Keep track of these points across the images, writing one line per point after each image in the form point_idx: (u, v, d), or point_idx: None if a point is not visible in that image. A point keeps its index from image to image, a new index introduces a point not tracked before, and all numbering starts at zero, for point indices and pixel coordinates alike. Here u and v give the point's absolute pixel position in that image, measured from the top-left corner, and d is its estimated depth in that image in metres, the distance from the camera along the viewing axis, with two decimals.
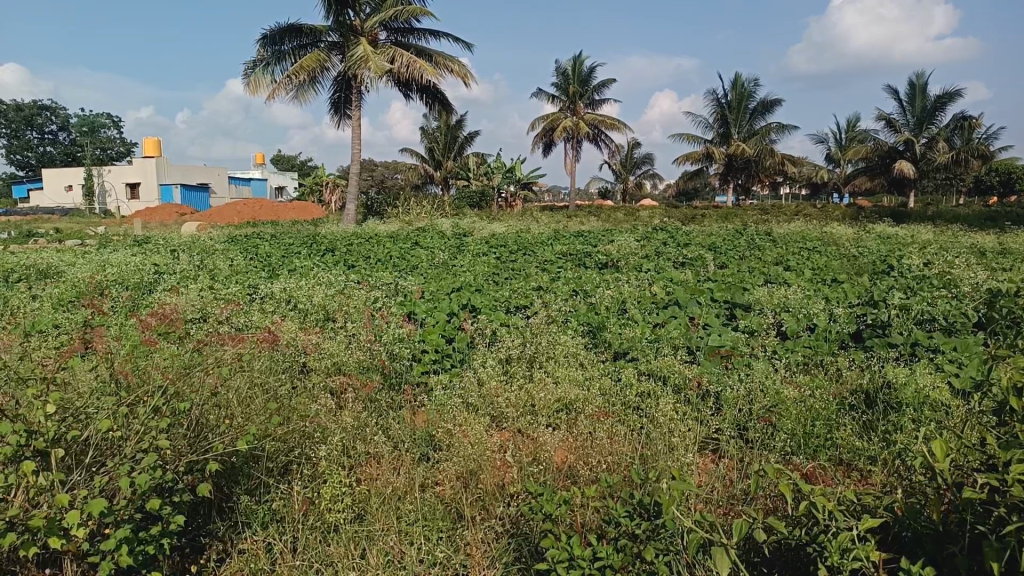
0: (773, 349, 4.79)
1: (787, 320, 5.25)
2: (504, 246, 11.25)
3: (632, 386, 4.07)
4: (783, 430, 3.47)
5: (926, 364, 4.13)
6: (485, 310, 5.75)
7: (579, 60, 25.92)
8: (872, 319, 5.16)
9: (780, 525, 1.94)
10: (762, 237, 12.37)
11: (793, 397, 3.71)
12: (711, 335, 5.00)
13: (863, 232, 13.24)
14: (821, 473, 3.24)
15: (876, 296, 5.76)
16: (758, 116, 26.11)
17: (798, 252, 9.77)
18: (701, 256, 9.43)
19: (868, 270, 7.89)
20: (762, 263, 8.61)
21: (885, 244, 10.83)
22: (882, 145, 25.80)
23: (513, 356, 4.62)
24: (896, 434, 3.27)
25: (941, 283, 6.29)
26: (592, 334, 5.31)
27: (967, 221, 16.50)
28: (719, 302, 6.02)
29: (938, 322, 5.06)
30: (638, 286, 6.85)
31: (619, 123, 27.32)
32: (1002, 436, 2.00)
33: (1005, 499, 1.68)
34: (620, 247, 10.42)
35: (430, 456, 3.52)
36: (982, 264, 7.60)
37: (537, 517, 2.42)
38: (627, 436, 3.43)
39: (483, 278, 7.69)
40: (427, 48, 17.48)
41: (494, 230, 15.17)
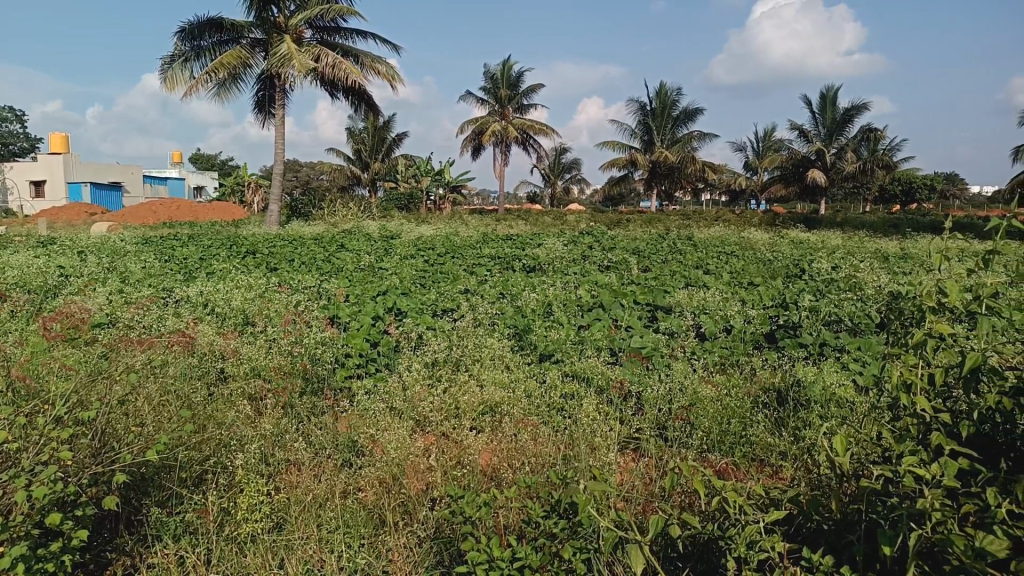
0: (691, 349, 4.94)
1: (705, 322, 5.42)
2: (432, 250, 11.18)
3: (557, 387, 4.12)
4: (700, 428, 3.58)
5: (834, 363, 4.35)
6: (411, 314, 5.69)
7: (507, 64, 26.04)
8: (784, 321, 5.41)
9: (694, 520, 1.99)
10: (684, 241, 12.75)
11: (709, 396, 3.84)
12: (633, 337, 5.12)
13: (778, 238, 13.80)
14: (734, 469, 3.37)
15: (788, 299, 6.02)
16: (681, 124, 26.89)
17: (717, 256, 10.11)
18: (625, 260, 9.65)
19: (782, 274, 8.24)
20: (683, 266, 8.88)
21: (798, 249, 11.33)
22: (796, 154, 26.99)
23: (439, 360, 4.59)
24: (805, 430, 3.42)
25: (848, 286, 6.62)
26: (518, 336, 5.35)
27: (874, 227, 17.44)
28: (641, 304, 6.17)
29: (844, 323, 5.33)
30: (563, 289, 6.93)
31: (547, 129, 27.63)
32: (897, 429, 2.11)
33: (897, 490, 1.78)
34: (548, 250, 10.55)
35: (352, 463, 3.45)
36: (884, 268, 8.05)
37: (458, 520, 2.41)
38: (551, 437, 3.46)
39: (410, 280, 7.65)
40: (354, 48, 17.23)
41: (421, 233, 15.07)
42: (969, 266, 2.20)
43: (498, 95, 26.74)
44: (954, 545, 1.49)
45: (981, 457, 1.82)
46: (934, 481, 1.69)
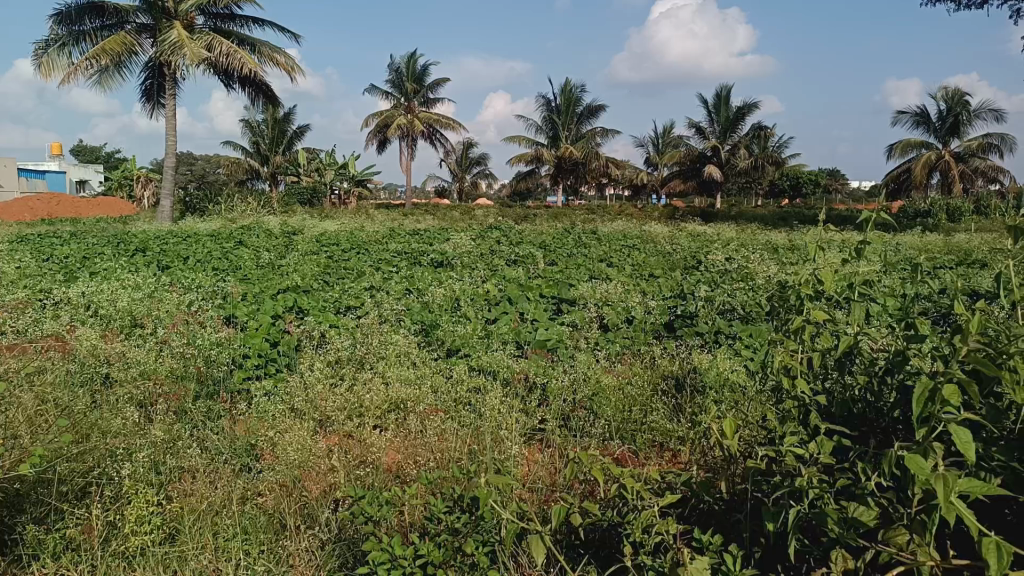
0: (594, 341, 5.05)
1: (608, 313, 5.56)
2: (335, 246, 10.91)
3: (464, 380, 4.13)
4: (603, 416, 3.69)
5: (727, 351, 4.57)
6: (312, 311, 5.56)
7: (412, 57, 25.76)
8: (682, 310, 5.63)
9: (593, 507, 2.03)
10: (588, 235, 13.01)
11: (611, 385, 3.95)
12: (538, 330, 5.18)
13: (677, 232, 14.31)
14: (634, 456, 3.50)
15: (685, 290, 6.26)
16: (584, 121, 27.49)
17: (619, 250, 10.38)
18: (532, 254, 9.75)
19: (680, 266, 8.56)
20: (587, 260, 9.06)
21: (695, 242, 11.79)
22: (693, 151, 28.06)
23: (342, 358, 4.49)
24: (700, 415, 3.58)
25: (740, 276, 6.93)
26: (425, 332, 5.31)
27: (765, 221, 18.35)
28: (547, 298, 6.26)
29: (737, 312, 5.59)
30: (470, 283, 6.93)
31: (453, 123, 27.55)
32: (781, 411, 2.23)
33: (780, 468, 1.87)
34: (455, 245, 10.50)
35: (251, 467, 3.34)
36: (772, 259, 8.49)
37: (358, 520, 2.37)
38: (457, 431, 3.46)
39: (313, 277, 7.45)
40: (250, 37, 16.58)
41: (325, 229, 14.68)
42: (842, 255, 2.36)
43: (403, 88, 26.41)
44: (829, 518, 1.58)
45: (854, 433, 1.94)
46: (813, 457, 1.79)
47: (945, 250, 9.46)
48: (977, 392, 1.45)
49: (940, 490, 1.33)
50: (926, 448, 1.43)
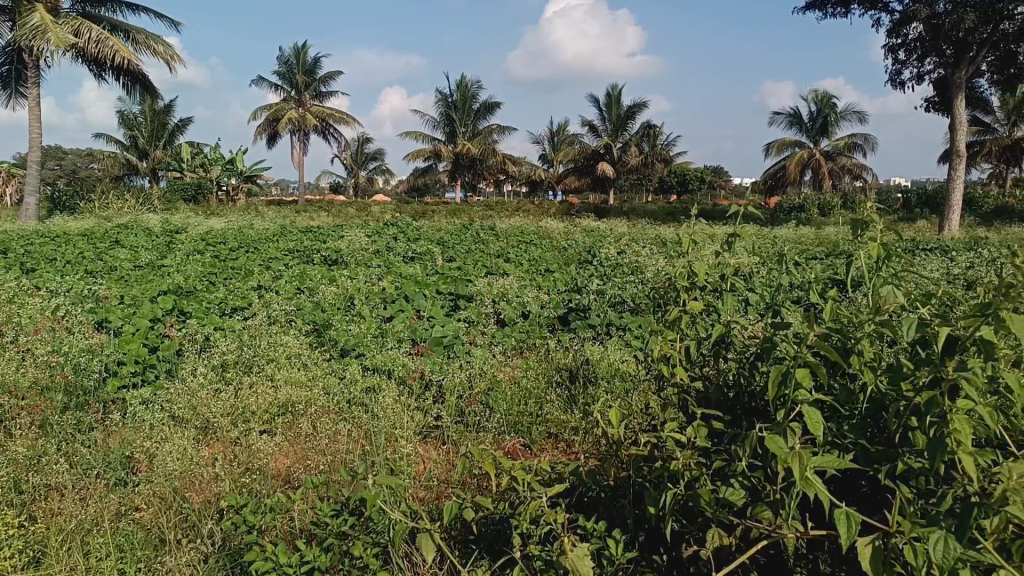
0: (489, 336, 5.07)
1: (504, 308, 5.61)
2: (222, 244, 10.43)
3: (357, 381, 4.03)
4: (498, 410, 3.72)
5: (618, 342, 4.70)
6: (195, 314, 5.29)
7: (302, 49, 24.96)
8: (576, 304, 5.74)
9: (485, 501, 2.04)
10: (486, 232, 13.05)
11: (507, 380, 4.00)
12: (434, 327, 5.15)
13: (572, 227, 14.60)
14: (527, 448, 3.55)
15: (579, 284, 6.39)
16: (481, 117, 27.59)
17: (517, 246, 10.46)
18: (430, 251, 9.66)
19: (574, 260, 8.74)
20: (485, 256, 9.08)
21: (590, 237, 12.07)
22: (587, 148, 28.71)
23: (228, 362, 4.30)
24: (591, 405, 3.67)
25: (630, 269, 7.14)
26: (318, 332, 5.18)
27: (656, 216, 19.04)
28: (444, 294, 6.24)
29: (627, 304, 5.78)
30: (365, 281, 6.79)
31: (348, 118, 26.95)
32: (662, 399, 2.32)
33: (659, 453, 1.95)
34: (350, 242, 10.26)
35: (128, 480, 3.14)
36: (660, 252, 8.81)
37: (239, 531, 2.27)
38: (351, 433, 3.39)
39: (197, 278, 7.08)
40: (123, 23, 15.53)
41: (211, 227, 13.99)
42: (717, 248, 2.48)
43: (293, 80, 25.54)
44: (702, 500, 1.65)
45: (726, 417, 2.05)
46: (688, 442, 1.87)
47: (817, 242, 10.13)
48: (824, 376, 1.57)
49: (798, 466, 1.42)
50: (784, 428, 1.52)
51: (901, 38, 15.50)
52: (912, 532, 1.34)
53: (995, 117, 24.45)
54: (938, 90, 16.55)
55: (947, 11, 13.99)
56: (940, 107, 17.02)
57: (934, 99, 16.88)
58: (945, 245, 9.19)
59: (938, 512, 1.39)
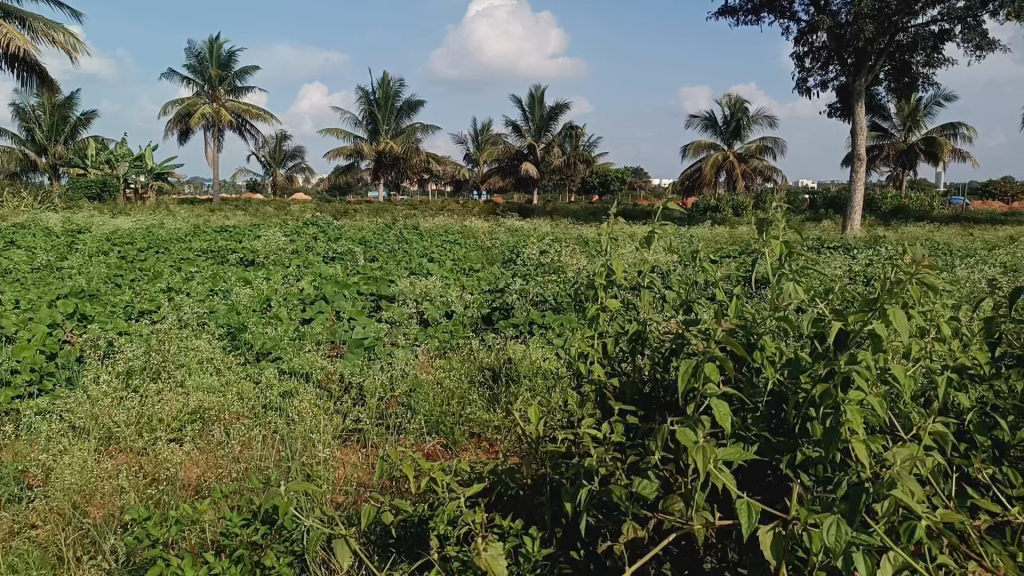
0: (412, 337, 5.02)
1: (427, 308, 5.56)
2: (128, 244, 9.94)
3: (274, 386, 3.91)
4: (420, 411, 3.69)
5: (540, 340, 4.73)
6: (98, 319, 5.00)
7: (215, 42, 24.04)
8: (498, 304, 5.73)
9: (403, 504, 2.00)
10: (409, 231, 12.90)
11: (429, 380, 3.97)
12: (354, 328, 5.04)
13: (496, 226, 14.62)
14: (449, 449, 3.53)
15: (501, 284, 6.40)
16: (404, 115, 27.33)
17: (441, 245, 10.39)
18: (351, 250, 9.48)
19: (498, 260, 8.75)
20: (408, 256, 8.96)
21: (513, 236, 12.12)
22: (510, 148, 28.86)
23: (133, 368, 4.09)
24: (513, 404, 3.68)
25: (552, 268, 7.19)
26: (232, 336, 4.99)
27: (577, 216, 19.32)
28: (365, 295, 6.14)
29: (550, 303, 5.83)
30: (284, 282, 6.60)
31: (265, 114, 26.18)
32: (580, 396, 2.34)
33: (576, 450, 1.97)
34: (267, 242, 9.94)
35: (21, 496, 2.94)
36: (581, 251, 8.92)
37: (143, 546, 2.16)
38: (266, 439, 3.28)
39: (100, 281, 6.70)
40: (18, 10, 14.56)
41: (117, 226, 13.29)
42: (633, 247, 2.52)
43: (206, 74, 24.58)
44: (616, 494, 1.68)
45: (641, 412, 2.10)
46: (604, 438, 1.90)
47: (731, 241, 10.49)
48: (728, 371, 1.63)
49: (704, 459, 1.45)
50: (692, 422, 1.55)
51: (807, 46, 16.24)
52: (810, 519, 1.40)
53: (892, 122, 25.97)
54: (840, 97, 17.43)
55: (848, 21, 14.76)
56: (843, 113, 17.91)
57: (837, 105, 17.76)
58: (847, 243, 9.69)
59: (835, 498, 1.46)
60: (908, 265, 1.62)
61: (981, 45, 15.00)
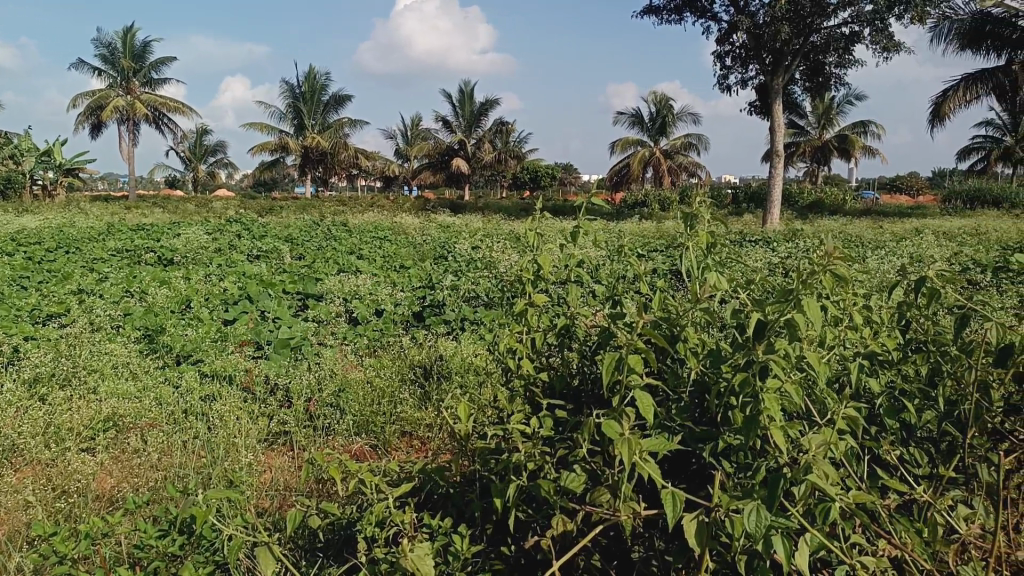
0: (340, 336, 4.91)
1: (356, 306, 5.46)
2: (35, 244, 9.42)
3: (195, 390, 3.76)
4: (349, 412, 3.62)
5: (471, 337, 4.71)
6: (1, 323, 4.71)
7: (129, 32, 22.95)
8: (430, 301, 5.68)
9: (330, 508, 1.95)
10: (338, 228, 12.67)
11: (358, 380, 3.91)
12: (280, 327, 4.90)
13: (427, 222, 14.51)
14: (377, 449, 3.47)
15: (433, 280, 6.35)
16: (330, 110, 26.81)
17: (371, 242, 10.25)
18: (277, 248, 9.23)
19: (429, 256, 8.69)
20: (337, 253, 8.79)
21: (444, 232, 12.05)
22: (440, 144, 28.69)
23: (40, 376, 3.87)
24: (443, 401, 3.65)
25: (483, 264, 7.18)
26: (150, 338, 4.78)
27: (508, 212, 19.38)
28: (291, 294, 5.98)
29: (481, 299, 5.82)
30: (206, 282, 6.37)
31: (183, 107, 25.20)
32: (510, 391, 2.34)
33: (505, 446, 1.96)
34: (187, 240, 9.57)
35: None
36: (512, 246, 8.97)
37: (49, 563, 2.03)
38: (186, 444, 3.15)
39: (4, 283, 6.31)
40: None
41: (23, 225, 12.56)
42: (561, 241, 2.53)
43: (119, 65, 23.46)
44: (543, 488, 1.69)
45: (570, 406, 2.10)
46: (534, 433, 1.90)
47: (657, 235, 10.73)
48: (649, 364, 1.66)
49: (628, 449, 1.46)
50: (619, 413, 1.57)
51: (727, 45, 16.71)
52: (729, 505, 1.44)
53: (808, 120, 27.06)
54: (759, 95, 18.04)
55: (766, 23, 15.27)
56: (761, 111, 18.53)
57: (756, 103, 18.38)
58: (766, 236, 10.06)
59: (753, 484, 1.50)
60: (822, 257, 1.68)
61: (887, 47, 15.78)
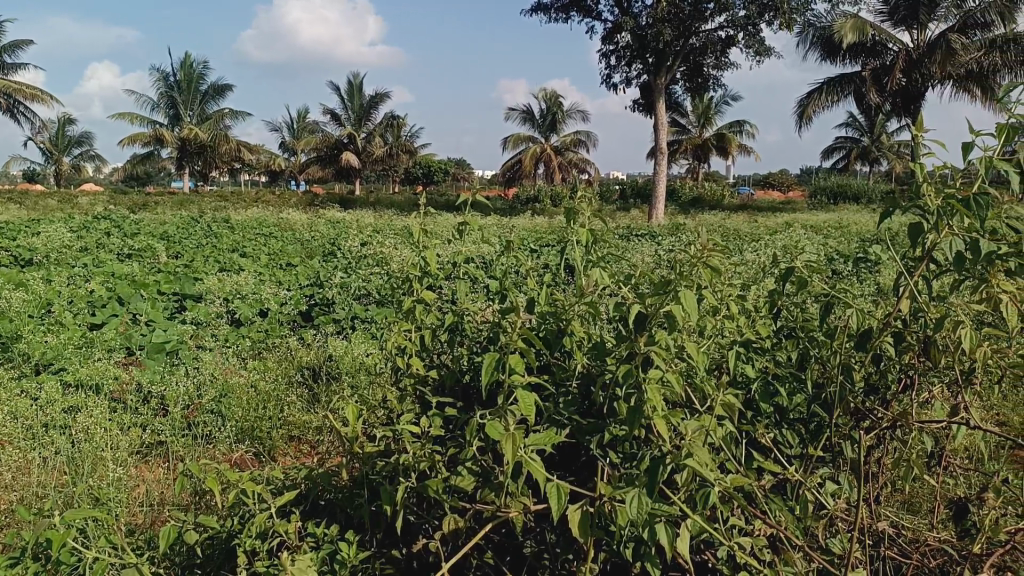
0: (222, 338, 4.68)
1: (239, 306, 5.19)
2: None
3: (56, 401, 3.45)
4: (231, 418, 3.45)
5: (361, 335, 4.60)
6: None
7: None
8: (318, 299, 5.50)
9: (208, 521, 1.85)
10: (220, 224, 12.05)
11: (241, 384, 3.73)
12: (154, 331, 4.61)
13: (315, 218, 14.07)
14: (261, 458, 3.32)
15: (321, 278, 6.15)
16: (209, 100, 25.51)
17: (255, 239, 9.84)
18: (151, 246, 8.67)
19: (316, 253, 8.41)
20: (218, 251, 8.36)
21: (333, 228, 11.72)
22: (329, 138, 27.92)
23: None
24: (333, 401, 3.53)
25: (373, 260, 7.04)
26: (3, 347, 4.37)
27: (401, 207, 19.11)
28: (167, 295, 5.63)
29: (372, 296, 5.69)
30: (69, 284, 5.89)
31: (42, 94, 23.21)
32: (399, 390, 2.30)
33: (394, 448, 1.92)
34: (48, 238, 8.80)
35: None
36: (402, 242, 8.85)
37: None
38: (46, 462, 2.89)
39: None
40: None
41: None
42: (448, 237, 2.49)
43: None
44: (431, 488, 1.67)
45: (460, 403, 2.09)
46: (425, 432, 1.87)
47: (546, 230, 10.90)
48: (531, 359, 1.67)
49: (511, 446, 1.46)
50: (505, 409, 1.56)
51: (612, 44, 17.18)
52: (613, 495, 1.47)
53: (689, 119, 28.28)
54: (643, 93, 18.66)
55: (648, 24, 15.84)
56: (645, 109, 19.19)
57: (640, 101, 19.00)
58: (652, 231, 10.43)
59: (638, 472, 1.53)
60: (697, 250, 1.74)
61: (759, 51, 16.73)
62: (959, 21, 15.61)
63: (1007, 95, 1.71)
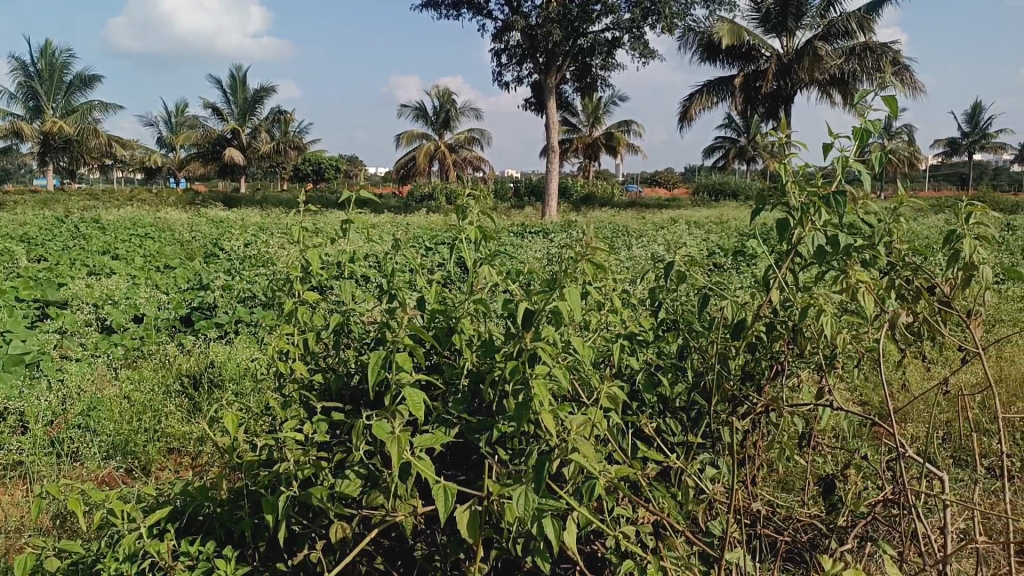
0: (90, 348, 4.35)
1: (110, 313, 4.84)
2: None
3: None
4: (103, 432, 3.22)
5: (245, 340, 4.40)
6: None
7: None
8: (198, 303, 5.23)
9: (70, 546, 1.70)
10: (89, 224, 11.21)
11: (112, 395, 3.48)
12: (10, 341, 4.21)
13: (196, 217, 13.35)
14: (136, 473, 3.10)
15: (201, 281, 5.84)
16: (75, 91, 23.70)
17: (129, 240, 9.21)
18: (7, 249, 7.93)
19: (197, 254, 7.97)
20: (86, 253, 7.77)
21: (216, 228, 11.17)
22: (211, 133, 26.60)
23: None
24: (214, 410, 3.35)
25: (257, 261, 6.75)
26: None
27: (290, 206, 18.42)
28: (26, 302, 5.16)
29: (257, 298, 5.47)
30: None
31: None
32: (283, 395, 2.20)
33: (277, 456, 1.83)
34: None
35: None
36: (290, 240, 8.52)
37: None
38: None
39: None
40: None
41: None
42: (333, 235, 2.40)
43: None
44: (316, 496, 1.60)
45: (348, 407, 2.02)
46: (310, 436, 1.80)
47: (440, 228, 10.83)
48: (420, 357, 1.64)
49: (397, 448, 1.42)
50: (391, 410, 1.53)
51: (503, 43, 17.28)
52: (502, 491, 1.46)
53: (580, 118, 28.88)
54: (534, 92, 18.89)
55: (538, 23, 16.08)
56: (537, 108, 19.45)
57: (532, 100, 19.23)
58: (544, 228, 10.57)
59: (526, 467, 1.54)
60: (582, 246, 1.77)
61: (643, 53, 17.30)
62: (822, 30, 16.80)
63: (862, 97, 1.83)
